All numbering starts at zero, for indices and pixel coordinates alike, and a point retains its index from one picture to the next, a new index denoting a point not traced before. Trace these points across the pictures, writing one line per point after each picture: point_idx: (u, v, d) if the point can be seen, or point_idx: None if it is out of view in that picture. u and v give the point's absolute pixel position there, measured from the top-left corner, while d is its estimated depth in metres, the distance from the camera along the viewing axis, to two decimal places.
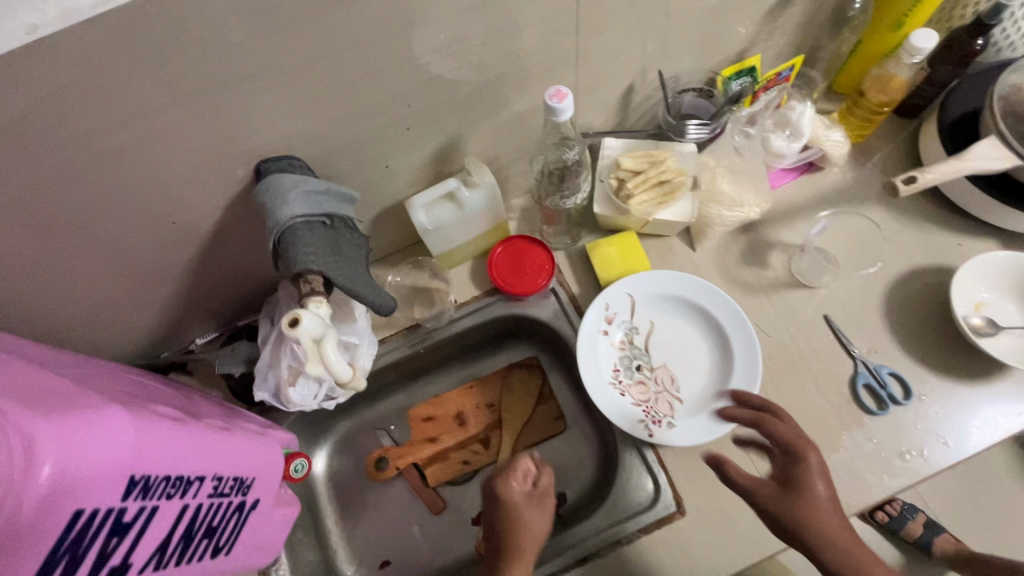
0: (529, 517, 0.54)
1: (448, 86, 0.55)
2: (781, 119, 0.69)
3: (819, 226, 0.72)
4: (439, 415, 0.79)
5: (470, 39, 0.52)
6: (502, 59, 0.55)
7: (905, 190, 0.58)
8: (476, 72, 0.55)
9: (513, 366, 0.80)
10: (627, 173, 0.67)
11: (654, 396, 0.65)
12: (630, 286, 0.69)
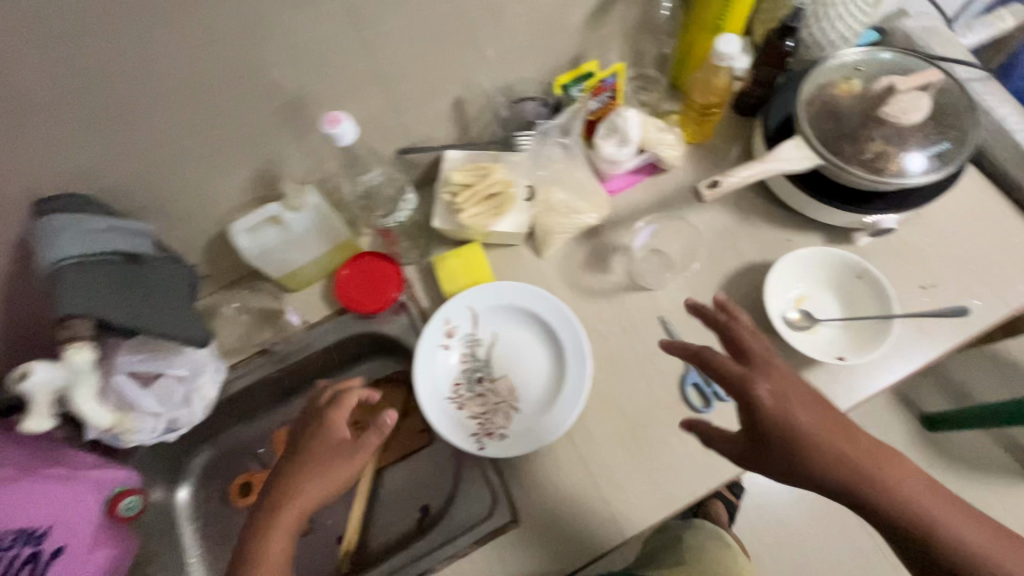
0: (343, 446, 0.61)
1: (242, 109, 0.55)
2: (611, 128, 0.69)
3: (640, 235, 0.74)
4: None
5: (249, 61, 0.51)
6: (294, 78, 0.55)
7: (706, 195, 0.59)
8: (269, 92, 0.55)
9: (379, 382, 0.81)
10: (458, 188, 0.67)
11: (493, 407, 0.66)
12: (471, 299, 0.69)
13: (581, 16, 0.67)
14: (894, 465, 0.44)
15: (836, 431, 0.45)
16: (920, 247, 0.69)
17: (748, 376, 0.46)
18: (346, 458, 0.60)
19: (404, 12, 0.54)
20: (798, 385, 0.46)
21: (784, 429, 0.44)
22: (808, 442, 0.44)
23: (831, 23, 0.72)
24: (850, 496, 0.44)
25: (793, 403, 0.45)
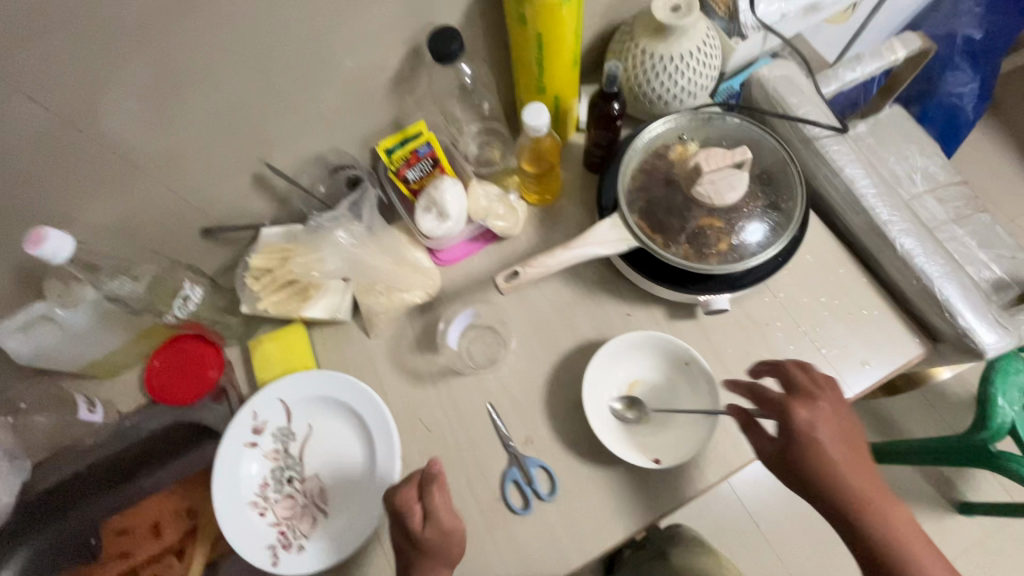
0: (439, 541, 0.51)
1: None
2: (429, 200, 0.63)
3: (453, 327, 0.68)
4: (134, 528, 0.67)
5: None
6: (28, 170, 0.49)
7: (500, 287, 0.55)
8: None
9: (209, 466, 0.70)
10: (258, 272, 0.61)
11: (300, 511, 0.61)
12: (282, 391, 0.64)
13: (384, 80, 0.61)
14: (884, 502, 0.50)
15: (855, 465, 0.51)
16: (765, 321, 0.65)
17: (787, 405, 0.52)
18: (440, 544, 0.51)
19: (140, 97, 0.49)
20: (842, 419, 0.52)
21: (816, 461, 0.50)
22: (827, 479, 0.50)
23: (672, 79, 0.67)
24: (850, 523, 0.50)
25: (823, 435, 0.50)
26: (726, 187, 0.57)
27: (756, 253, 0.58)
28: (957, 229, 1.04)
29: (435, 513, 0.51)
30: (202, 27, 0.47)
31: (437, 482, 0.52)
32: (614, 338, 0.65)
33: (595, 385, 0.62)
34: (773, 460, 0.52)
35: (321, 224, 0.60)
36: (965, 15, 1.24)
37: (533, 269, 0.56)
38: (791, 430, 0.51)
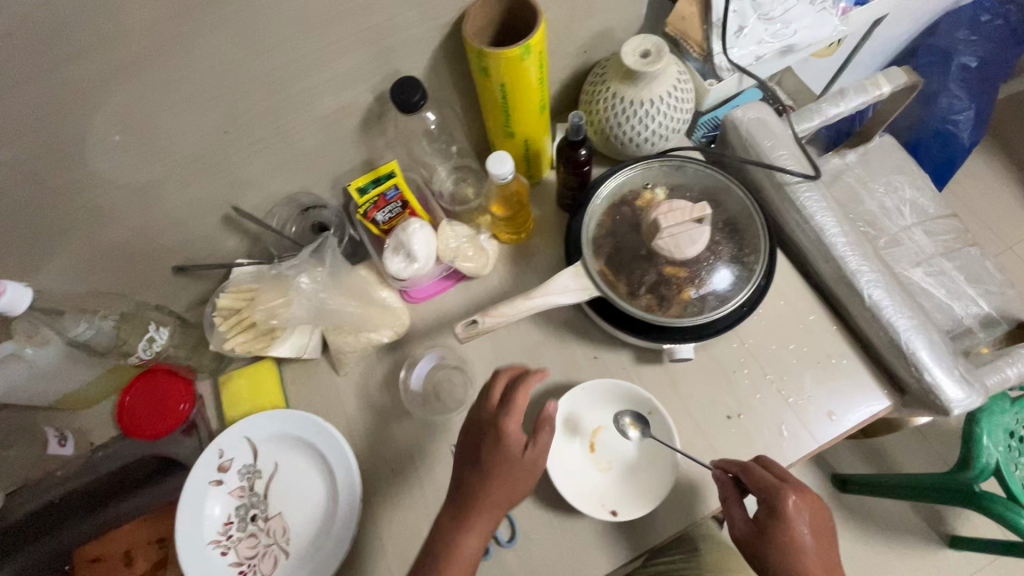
0: (519, 453, 0.51)
1: None
2: (396, 243, 0.64)
3: (419, 369, 0.68)
4: (109, 556, 0.66)
5: None
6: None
7: (459, 336, 0.57)
8: None
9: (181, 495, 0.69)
10: (227, 313, 0.61)
11: (262, 551, 0.61)
12: (249, 429, 0.65)
13: (352, 124, 0.62)
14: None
15: (826, 562, 0.51)
16: (732, 368, 0.64)
17: (780, 489, 0.51)
18: (529, 467, 0.52)
19: (106, 149, 0.50)
20: (822, 515, 0.53)
21: (795, 553, 0.50)
22: (804, 574, 0.50)
23: (644, 122, 0.66)
24: None
25: (805, 525, 0.51)
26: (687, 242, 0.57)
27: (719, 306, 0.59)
28: (946, 262, 1.03)
29: (510, 437, 0.51)
30: (163, 82, 0.48)
31: (517, 407, 0.52)
32: (580, 382, 0.64)
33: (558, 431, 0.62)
34: (750, 546, 0.52)
35: (285, 270, 0.60)
36: (961, 41, 1.23)
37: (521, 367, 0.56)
38: (778, 515, 0.51)
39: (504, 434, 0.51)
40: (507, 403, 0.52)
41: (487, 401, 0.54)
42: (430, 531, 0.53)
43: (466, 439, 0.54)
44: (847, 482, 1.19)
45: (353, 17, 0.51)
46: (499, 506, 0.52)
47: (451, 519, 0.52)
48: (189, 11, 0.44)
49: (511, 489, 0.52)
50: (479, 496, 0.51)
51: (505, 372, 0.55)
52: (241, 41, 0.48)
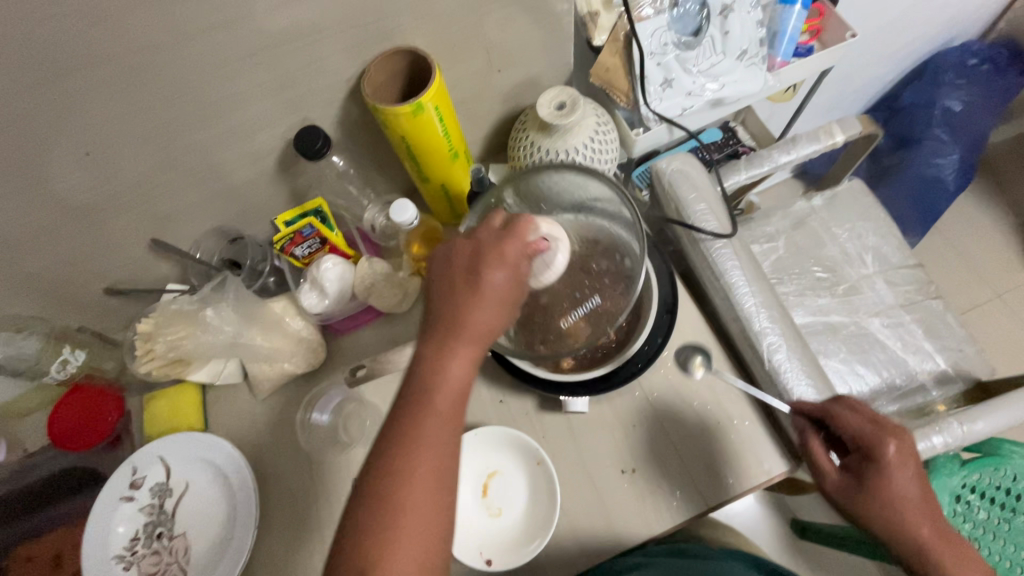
0: (507, 277, 0.45)
1: None
2: (311, 279, 0.66)
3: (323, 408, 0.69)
4: (38, 557, 0.69)
5: None
6: None
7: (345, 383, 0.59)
8: None
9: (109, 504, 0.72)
10: (141, 339, 0.63)
11: (163, 568, 0.64)
12: (164, 449, 0.68)
13: (272, 163, 0.64)
14: (950, 541, 0.53)
15: (929, 508, 0.54)
16: (632, 422, 0.64)
17: (881, 439, 0.54)
18: (498, 302, 0.46)
19: (19, 187, 0.53)
20: (919, 461, 0.55)
21: (892, 503, 0.53)
22: (907, 522, 0.52)
23: (561, 171, 0.67)
24: (907, 544, 0.53)
25: (908, 474, 0.53)
26: (542, 265, 0.48)
27: (602, 363, 0.61)
28: (905, 314, 1.01)
29: (491, 280, 0.45)
30: (69, 127, 0.50)
31: (517, 227, 0.47)
32: (481, 426, 0.65)
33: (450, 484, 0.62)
34: (844, 501, 0.55)
35: (188, 304, 0.62)
36: (945, 85, 1.20)
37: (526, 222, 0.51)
38: (879, 464, 0.54)
39: (502, 251, 0.46)
40: (511, 225, 0.47)
41: (488, 224, 0.49)
42: (409, 362, 0.46)
43: (454, 263, 0.47)
44: (806, 530, 1.13)
45: (256, 68, 0.53)
46: (479, 339, 0.45)
47: (435, 346, 0.45)
48: (84, 66, 0.46)
49: (502, 315, 0.46)
50: (458, 320, 0.45)
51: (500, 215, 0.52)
52: (143, 91, 0.51)
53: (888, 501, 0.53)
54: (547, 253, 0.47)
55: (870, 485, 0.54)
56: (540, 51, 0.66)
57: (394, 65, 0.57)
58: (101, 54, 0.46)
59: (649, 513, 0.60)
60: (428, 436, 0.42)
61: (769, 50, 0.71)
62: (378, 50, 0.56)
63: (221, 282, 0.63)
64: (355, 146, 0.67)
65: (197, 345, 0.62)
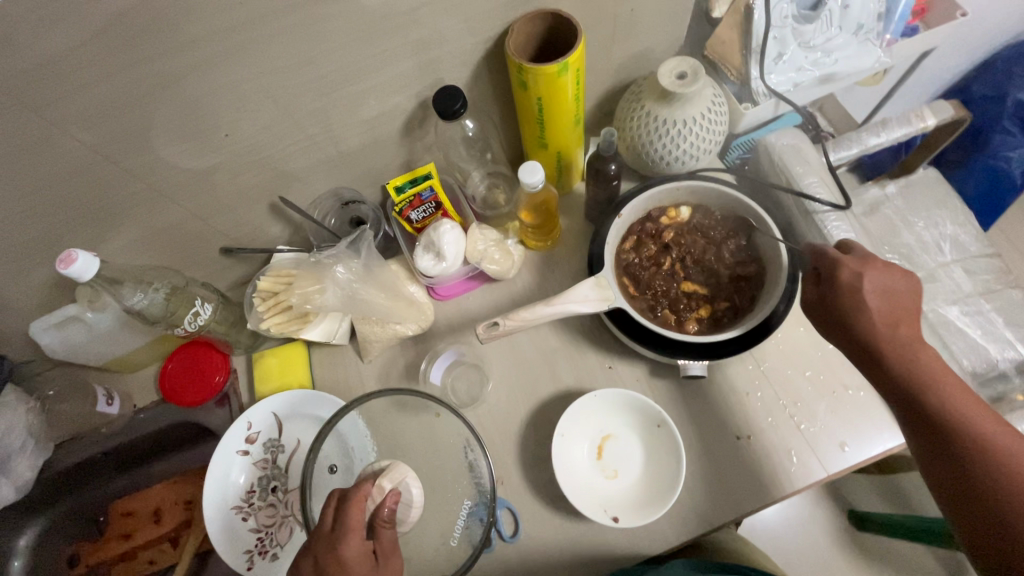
0: (362, 564, 0.48)
1: (26, 233, 0.55)
2: (428, 241, 0.67)
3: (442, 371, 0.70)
4: (138, 510, 0.75)
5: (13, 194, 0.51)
6: (76, 196, 0.55)
7: (480, 333, 0.59)
8: (47, 214, 0.55)
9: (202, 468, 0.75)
10: (266, 294, 0.66)
11: (279, 521, 0.65)
12: (276, 405, 0.69)
13: (395, 127, 0.66)
14: (915, 348, 0.51)
15: (896, 316, 0.52)
16: (746, 390, 0.65)
17: (840, 261, 0.54)
18: (369, 565, 0.49)
19: (173, 138, 0.55)
20: (892, 278, 0.53)
21: (854, 311, 0.52)
22: (867, 322, 0.51)
23: (675, 142, 0.68)
24: (876, 355, 0.52)
25: (865, 286, 0.52)
26: (406, 504, 0.52)
27: (722, 328, 0.64)
28: (983, 302, 1.00)
29: (350, 547, 0.48)
30: (232, 79, 0.52)
31: (350, 524, 0.48)
32: (593, 390, 0.66)
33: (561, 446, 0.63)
34: (817, 311, 0.55)
35: (323, 258, 0.64)
36: (1018, 77, 1.14)
37: (373, 468, 0.54)
38: (836, 284, 0.54)
39: (340, 558, 0.47)
40: (342, 523, 0.49)
41: (321, 528, 0.50)
42: None
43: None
44: (864, 520, 1.03)
45: (405, 28, 0.55)
46: None
47: None
48: (258, 18, 0.48)
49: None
50: None
51: (337, 492, 0.52)
52: (302, 47, 0.52)
53: (855, 310, 0.52)
54: (403, 494, 0.52)
55: (838, 297, 0.53)
56: (661, 23, 0.66)
57: (531, 28, 0.59)
58: (278, 7, 0.48)
59: (765, 477, 0.61)
60: None
61: (883, 27, 0.71)
62: (519, 13, 0.57)
63: (357, 240, 0.65)
64: (475, 112, 0.68)
65: (326, 301, 0.63)
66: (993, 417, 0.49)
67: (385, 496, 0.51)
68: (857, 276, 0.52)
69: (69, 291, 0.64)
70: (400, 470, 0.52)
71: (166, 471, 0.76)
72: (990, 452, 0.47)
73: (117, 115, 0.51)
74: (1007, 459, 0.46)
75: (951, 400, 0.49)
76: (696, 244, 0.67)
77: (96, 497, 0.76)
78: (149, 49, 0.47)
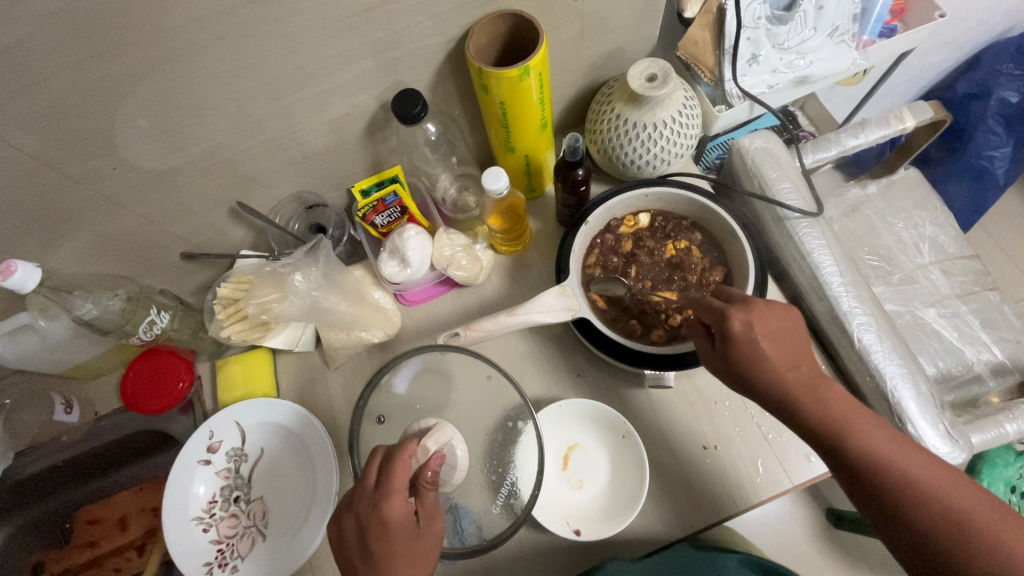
0: (406, 525, 0.48)
1: None
2: (393, 247, 0.65)
3: None
4: (106, 518, 0.73)
5: None
6: (20, 202, 0.53)
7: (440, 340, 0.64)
8: None
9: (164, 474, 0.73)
10: (226, 301, 0.64)
11: (241, 532, 0.64)
12: (239, 414, 0.67)
13: (357, 130, 0.64)
14: (818, 392, 0.52)
15: (794, 358, 0.52)
16: (714, 399, 0.64)
17: (725, 312, 0.52)
18: (412, 524, 0.49)
19: (122, 144, 0.53)
20: (780, 320, 0.53)
21: (754, 367, 0.51)
22: (765, 376, 0.51)
23: (645, 146, 0.66)
24: (784, 403, 0.52)
25: (759, 336, 0.51)
26: (450, 464, 0.54)
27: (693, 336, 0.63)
28: (961, 304, 1.00)
29: (394, 507, 0.47)
30: (179, 83, 0.50)
31: (396, 485, 0.48)
32: (563, 399, 0.65)
33: (524, 468, 0.59)
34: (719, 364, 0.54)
35: (282, 267, 0.62)
36: (1003, 75, 1.11)
37: (419, 427, 0.55)
38: (727, 337, 0.52)
39: (384, 519, 0.47)
40: (387, 482, 0.48)
41: (364, 486, 0.49)
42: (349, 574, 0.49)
43: (347, 542, 0.49)
44: (842, 518, 0.99)
45: (360, 30, 0.53)
46: (409, 545, 0.48)
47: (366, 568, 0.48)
48: (207, 18, 0.46)
49: (425, 557, 0.49)
50: (382, 552, 0.47)
51: (381, 451, 0.51)
52: (252, 49, 0.50)
53: (759, 367, 0.51)
54: (446, 456, 0.52)
55: (740, 358, 0.52)
56: (631, 23, 0.65)
57: (496, 29, 0.57)
58: (222, 9, 0.46)
59: (731, 488, 0.61)
60: (397, 564, 0.47)
61: (859, 28, 0.70)
62: (480, 14, 0.55)
63: (315, 247, 0.63)
64: (440, 115, 0.66)
65: (286, 310, 0.62)
66: (905, 446, 0.50)
67: (430, 457, 0.51)
68: (749, 333, 0.51)
69: (20, 299, 0.62)
70: (445, 432, 0.54)
71: (135, 477, 0.74)
72: (911, 487, 0.48)
73: (57, 121, 0.48)
74: (925, 490, 0.48)
75: (866, 439, 0.50)
76: (659, 249, 0.67)
77: (59, 509, 0.73)
78: (90, 50, 0.45)
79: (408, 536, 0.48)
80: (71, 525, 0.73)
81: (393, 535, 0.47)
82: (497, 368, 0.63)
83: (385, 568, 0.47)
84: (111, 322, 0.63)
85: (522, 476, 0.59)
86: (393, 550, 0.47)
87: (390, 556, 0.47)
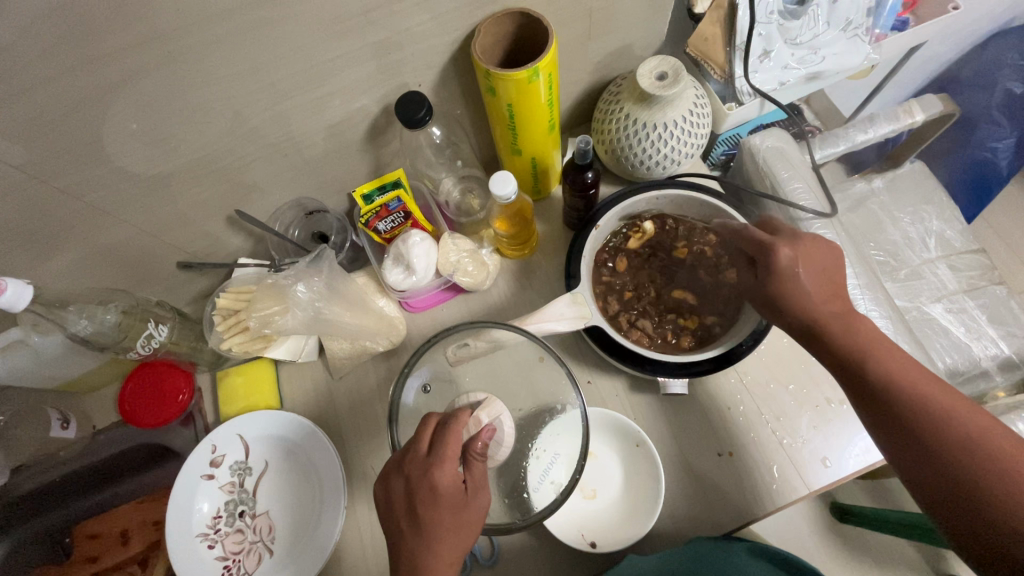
0: (454, 495, 0.48)
1: None
2: (397, 255, 0.63)
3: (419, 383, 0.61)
4: (106, 532, 0.68)
5: None
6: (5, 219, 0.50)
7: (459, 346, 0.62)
8: None
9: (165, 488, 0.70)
10: (227, 313, 0.62)
11: (248, 547, 0.63)
12: (243, 427, 0.66)
13: (359, 133, 0.62)
14: (853, 321, 0.51)
15: (831, 291, 0.52)
16: (728, 404, 0.63)
17: (772, 245, 0.52)
18: (459, 494, 0.48)
19: (110, 153, 0.51)
20: (824, 254, 0.52)
21: (793, 297, 0.51)
22: (806, 305, 0.51)
23: (656, 146, 0.64)
24: (813, 333, 0.52)
25: (801, 269, 0.51)
26: (496, 441, 0.52)
27: (707, 345, 0.62)
28: (968, 299, 0.99)
29: (443, 478, 0.47)
30: (174, 88, 0.48)
31: (449, 453, 0.47)
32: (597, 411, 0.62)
33: (559, 455, 0.55)
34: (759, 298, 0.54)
35: (283, 278, 0.60)
36: (1008, 66, 1.09)
37: (466, 401, 0.54)
38: (771, 270, 0.52)
39: (435, 485, 0.47)
40: (439, 449, 0.48)
41: (416, 451, 0.49)
42: (396, 540, 0.49)
43: (394, 505, 0.49)
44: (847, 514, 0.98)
45: (362, 30, 0.50)
46: (456, 515, 0.48)
47: (415, 537, 0.48)
48: (202, 22, 0.44)
49: (470, 526, 0.48)
50: (432, 518, 0.47)
51: (434, 418, 0.50)
52: (249, 51, 0.48)
53: (802, 296, 0.51)
54: (495, 430, 0.51)
55: (777, 297, 0.52)
56: (639, 19, 0.63)
57: (501, 28, 0.55)
58: (218, 10, 0.43)
59: (744, 494, 0.60)
60: (446, 533, 0.48)
61: (872, 21, 0.69)
62: (487, 12, 0.53)
63: (318, 256, 0.61)
64: (443, 117, 0.65)
65: (289, 323, 0.60)
66: (940, 389, 0.49)
67: (480, 430, 0.50)
68: (801, 280, 0.51)
69: (10, 314, 0.60)
70: (495, 406, 0.52)
71: (137, 489, 0.70)
72: (932, 423, 0.47)
73: (43, 130, 0.46)
74: (948, 428, 0.46)
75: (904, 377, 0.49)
76: (648, 266, 0.66)
77: (44, 528, 0.68)
78: (77, 59, 0.42)
79: (460, 503, 0.48)
80: (64, 543, 0.67)
81: (439, 499, 0.47)
82: (549, 349, 0.58)
83: (432, 531, 0.48)
84: (99, 337, 0.60)
85: (557, 465, 0.54)
86: (441, 518, 0.47)
87: (438, 522, 0.47)
